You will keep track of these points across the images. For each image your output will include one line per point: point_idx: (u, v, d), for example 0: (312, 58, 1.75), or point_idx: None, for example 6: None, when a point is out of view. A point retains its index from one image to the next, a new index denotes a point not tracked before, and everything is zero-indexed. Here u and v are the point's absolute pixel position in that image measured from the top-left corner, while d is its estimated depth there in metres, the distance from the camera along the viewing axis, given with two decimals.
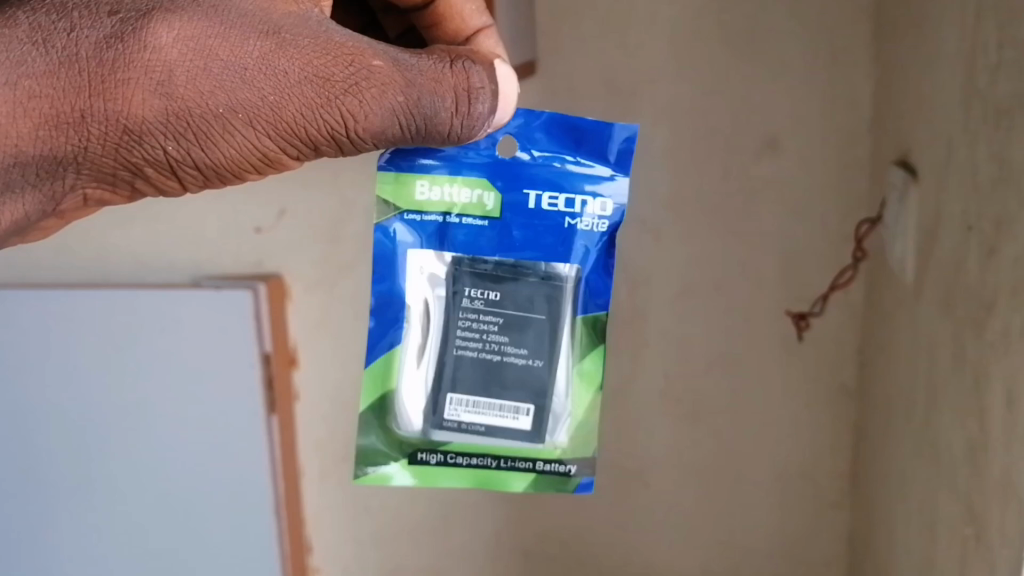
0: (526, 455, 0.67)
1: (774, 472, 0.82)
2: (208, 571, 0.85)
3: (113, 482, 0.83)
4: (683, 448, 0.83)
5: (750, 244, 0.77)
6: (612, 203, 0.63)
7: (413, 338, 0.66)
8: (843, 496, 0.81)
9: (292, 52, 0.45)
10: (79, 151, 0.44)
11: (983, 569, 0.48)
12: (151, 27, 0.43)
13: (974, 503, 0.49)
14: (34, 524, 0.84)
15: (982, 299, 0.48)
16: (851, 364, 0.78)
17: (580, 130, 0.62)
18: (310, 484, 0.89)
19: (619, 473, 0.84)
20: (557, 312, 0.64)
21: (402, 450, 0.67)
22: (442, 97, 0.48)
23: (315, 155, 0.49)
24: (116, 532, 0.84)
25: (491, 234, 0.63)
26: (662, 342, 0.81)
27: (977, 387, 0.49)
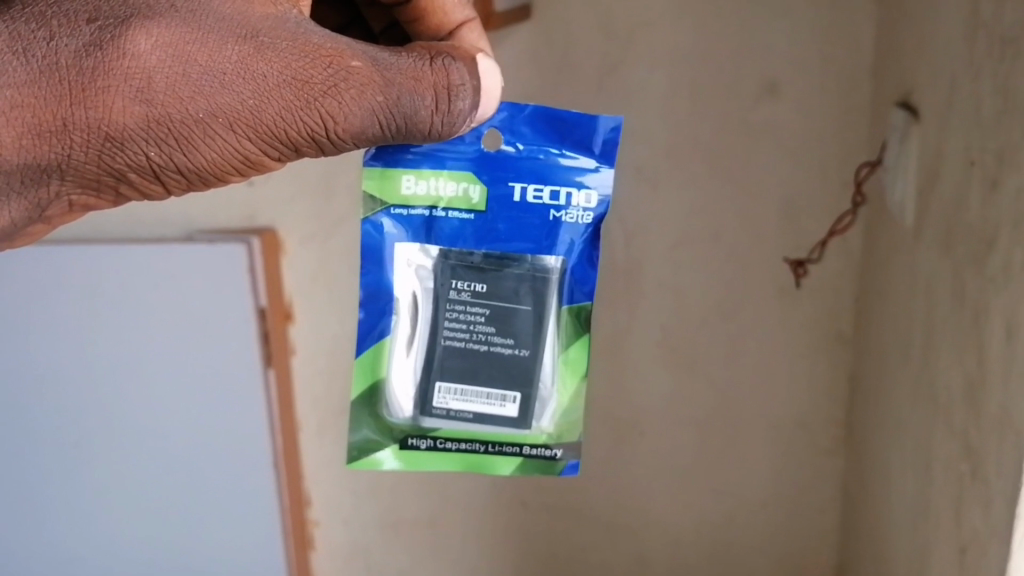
0: (513, 440, 0.63)
1: (770, 419, 0.83)
2: (208, 518, 0.88)
3: (113, 436, 0.85)
4: (679, 396, 0.84)
5: (749, 192, 0.77)
6: (598, 194, 0.59)
7: (400, 329, 0.62)
8: (837, 443, 0.82)
9: (271, 56, 0.46)
10: (62, 158, 0.45)
11: (977, 502, 0.49)
12: (129, 35, 0.44)
13: (971, 440, 0.50)
14: (40, 482, 0.86)
15: (983, 235, 0.49)
16: (849, 311, 0.78)
17: (563, 122, 0.59)
18: (307, 438, 0.91)
19: (615, 421, 0.86)
20: (544, 301, 0.61)
21: (392, 437, 0.64)
22: (421, 95, 0.49)
23: (296, 157, 0.50)
24: (118, 483, 0.87)
25: (477, 229, 0.60)
26: (658, 292, 0.81)
27: (976, 324, 0.50)
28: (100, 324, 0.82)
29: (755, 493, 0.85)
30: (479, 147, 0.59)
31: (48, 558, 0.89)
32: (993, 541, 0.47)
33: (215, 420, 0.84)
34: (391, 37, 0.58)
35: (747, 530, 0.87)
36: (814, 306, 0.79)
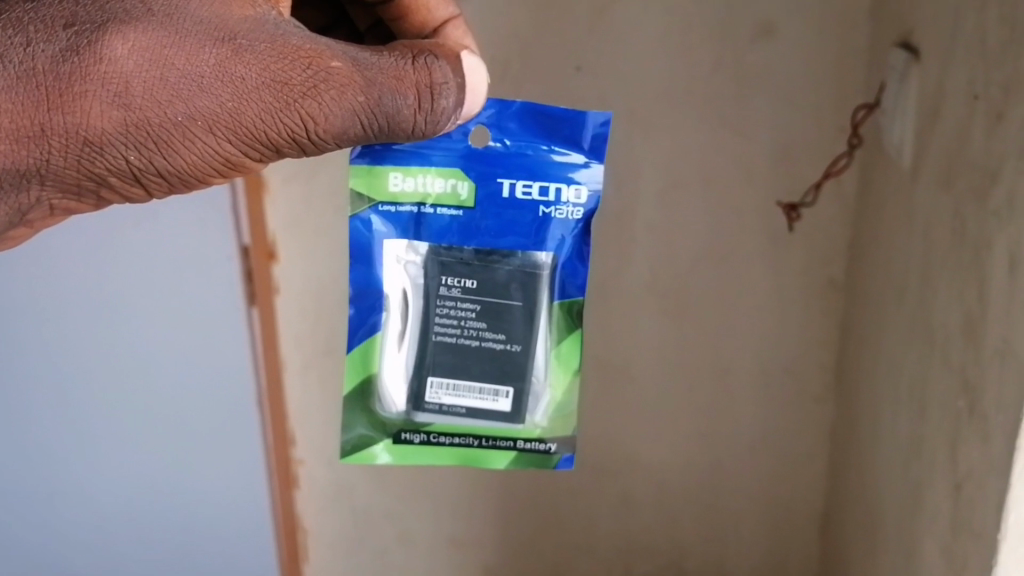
0: (507, 434, 0.63)
1: (758, 363, 0.79)
2: (194, 448, 0.86)
3: (97, 372, 0.83)
4: (668, 344, 0.80)
5: (743, 134, 0.71)
6: (588, 189, 0.59)
7: (391, 325, 0.62)
8: (827, 388, 0.79)
9: (249, 58, 0.46)
10: (42, 164, 0.45)
11: (977, 439, 0.48)
12: (106, 40, 0.44)
13: (970, 374, 0.49)
14: (22, 457, 0.87)
15: (986, 167, 0.47)
16: (841, 257, 0.74)
17: (552, 118, 0.58)
18: (291, 378, 0.84)
19: (600, 365, 0.81)
20: (535, 297, 0.60)
21: (386, 431, 0.64)
22: (404, 95, 0.49)
23: (278, 158, 0.50)
24: (106, 413, 0.85)
25: (466, 224, 0.60)
26: (648, 237, 0.76)
27: (977, 259, 0.49)
28: (70, 309, 0.80)
29: (743, 441, 0.82)
30: (466, 144, 0.59)
31: (31, 512, 0.89)
32: (989, 477, 0.46)
33: (201, 358, 0.82)
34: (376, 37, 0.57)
35: (733, 479, 0.84)
36: (806, 250, 0.75)
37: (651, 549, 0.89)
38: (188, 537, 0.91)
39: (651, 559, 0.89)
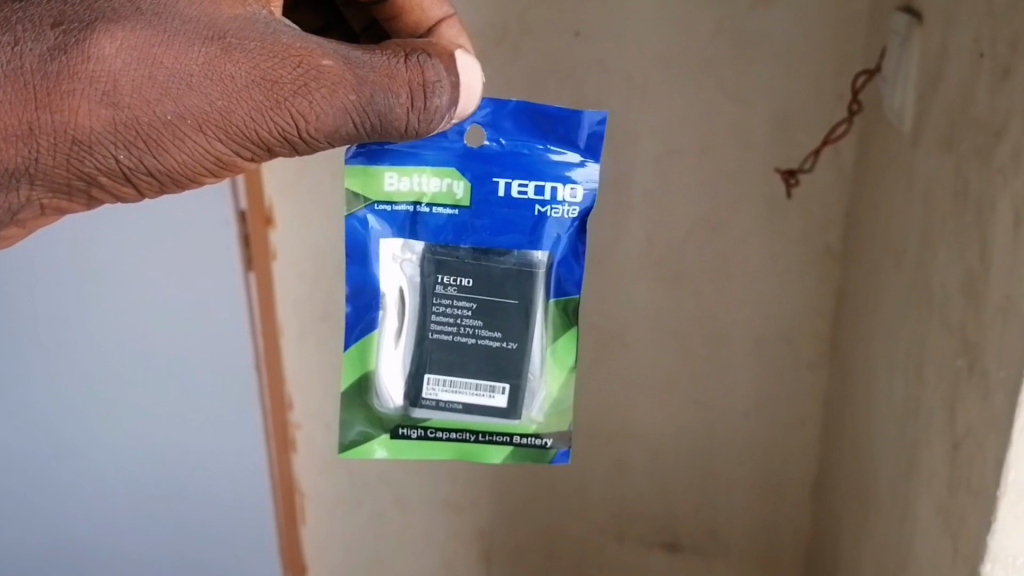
0: (504, 430, 0.61)
1: (754, 332, 0.79)
2: (194, 413, 0.87)
3: (97, 338, 0.83)
4: (662, 310, 0.80)
5: (742, 102, 0.71)
6: (584, 188, 0.57)
7: (387, 322, 0.60)
8: (821, 355, 0.79)
9: (239, 57, 0.46)
10: (30, 163, 0.45)
11: (977, 400, 0.46)
12: (95, 39, 0.44)
13: (969, 333, 0.47)
14: (21, 430, 0.88)
15: (992, 127, 0.45)
16: (838, 225, 0.74)
17: (547, 117, 0.57)
18: (288, 342, 0.85)
19: (596, 333, 0.81)
20: (532, 294, 0.58)
21: (383, 427, 0.62)
22: (396, 92, 0.48)
23: (270, 157, 0.49)
24: (106, 379, 0.85)
25: (461, 223, 0.57)
26: (645, 204, 0.76)
27: (979, 219, 0.47)
28: (69, 281, 0.80)
29: (736, 408, 0.82)
30: (462, 143, 0.57)
31: (35, 478, 0.90)
32: (989, 435, 0.44)
33: (199, 323, 0.82)
34: (372, 36, 0.56)
35: (726, 445, 0.84)
36: (803, 217, 0.74)
37: (643, 513, 0.89)
38: (191, 500, 0.92)
39: (642, 525, 0.89)
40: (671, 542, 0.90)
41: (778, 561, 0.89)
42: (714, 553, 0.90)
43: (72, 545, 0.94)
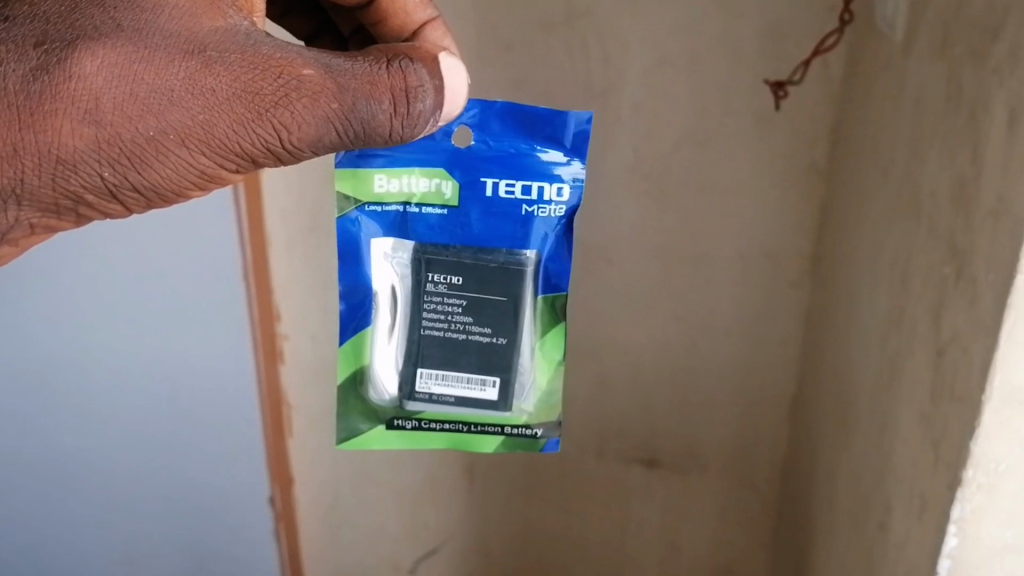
0: (496, 421, 0.63)
1: (738, 249, 0.79)
2: (189, 338, 0.85)
3: (89, 268, 0.82)
4: (650, 224, 0.80)
5: (730, 13, 0.70)
6: (570, 186, 0.58)
7: (380, 319, 0.62)
8: (803, 273, 0.79)
9: (219, 70, 0.46)
10: (16, 183, 0.45)
11: (963, 306, 0.42)
12: (76, 57, 0.43)
13: (958, 238, 0.44)
14: (11, 372, 0.88)
15: (989, 23, 0.42)
16: (825, 140, 0.73)
17: (533, 118, 0.58)
18: (277, 253, 0.85)
19: (583, 247, 0.82)
20: (519, 292, 0.60)
21: (378, 418, 0.64)
22: (378, 99, 0.47)
23: (255, 168, 0.49)
24: (100, 309, 0.84)
25: (451, 224, 0.59)
26: (633, 117, 0.75)
27: (973, 122, 0.43)
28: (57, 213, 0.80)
29: (718, 324, 0.83)
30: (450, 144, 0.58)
31: (37, 416, 0.90)
32: (974, 341, 0.41)
33: (188, 246, 0.81)
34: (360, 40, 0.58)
35: (706, 362, 0.85)
36: (790, 129, 0.74)
37: (623, 426, 0.89)
38: (179, 439, 0.91)
39: (622, 438, 0.90)
40: (649, 458, 0.90)
41: (754, 478, 0.89)
42: (692, 469, 0.90)
43: (61, 487, 0.94)
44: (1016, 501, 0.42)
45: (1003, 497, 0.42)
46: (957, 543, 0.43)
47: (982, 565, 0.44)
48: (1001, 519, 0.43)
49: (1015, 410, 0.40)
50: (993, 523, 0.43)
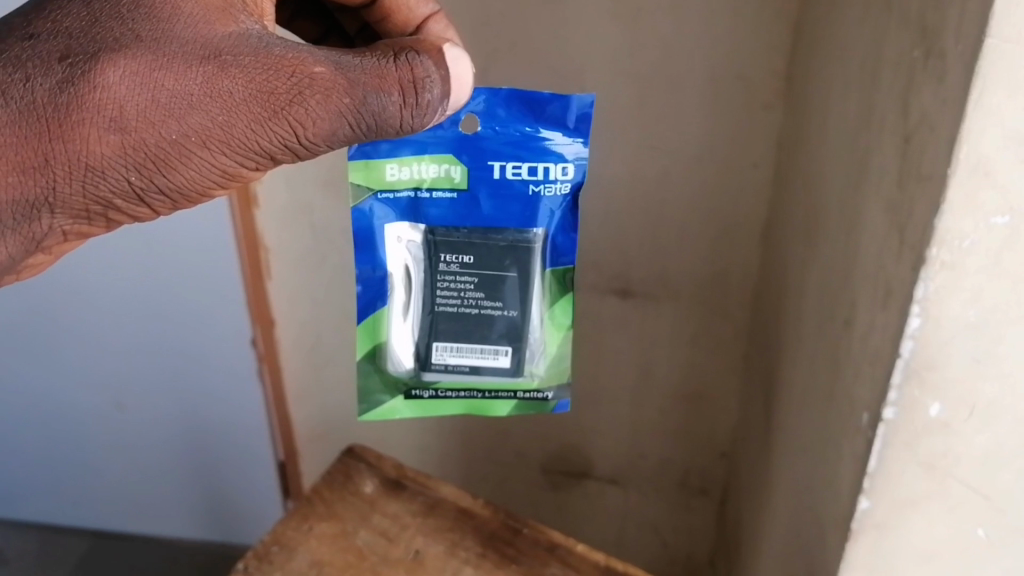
0: (509, 387, 0.64)
1: (707, 72, 0.76)
2: (228, 320, 1.05)
3: (151, 310, 1.05)
4: (623, 49, 0.76)
5: None
6: (574, 165, 0.58)
7: (395, 297, 0.62)
8: (777, 96, 0.76)
9: (234, 72, 0.47)
10: (49, 193, 0.47)
11: (931, 88, 0.39)
12: (99, 68, 0.45)
13: (928, 19, 0.40)
14: (128, 398, 1.16)
15: None
16: None
17: (536, 102, 0.58)
18: None
19: (556, 74, 0.78)
20: (529, 267, 0.61)
21: (397, 390, 0.64)
22: (388, 92, 0.49)
23: (274, 164, 0.51)
24: (170, 332, 1.07)
25: (462, 208, 0.60)
26: None
27: None
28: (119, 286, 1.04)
29: (688, 154, 0.81)
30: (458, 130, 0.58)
31: (153, 415, 1.17)
32: (938, 120, 0.38)
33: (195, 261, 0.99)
34: (365, 37, 0.62)
35: (678, 189, 0.83)
36: None
37: (597, 258, 0.90)
38: (149, 313, 1.05)
39: (594, 261, 0.91)
40: (624, 289, 0.92)
41: (726, 306, 0.90)
42: (664, 299, 0.91)
43: (183, 446, 1.20)
44: (981, 278, 0.39)
45: (969, 274, 0.39)
46: (921, 324, 0.40)
47: (945, 352, 0.41)
48: (965, 299, 0.39)
49: (982, 183, 0.37)
50: (957, 301, 0.40)
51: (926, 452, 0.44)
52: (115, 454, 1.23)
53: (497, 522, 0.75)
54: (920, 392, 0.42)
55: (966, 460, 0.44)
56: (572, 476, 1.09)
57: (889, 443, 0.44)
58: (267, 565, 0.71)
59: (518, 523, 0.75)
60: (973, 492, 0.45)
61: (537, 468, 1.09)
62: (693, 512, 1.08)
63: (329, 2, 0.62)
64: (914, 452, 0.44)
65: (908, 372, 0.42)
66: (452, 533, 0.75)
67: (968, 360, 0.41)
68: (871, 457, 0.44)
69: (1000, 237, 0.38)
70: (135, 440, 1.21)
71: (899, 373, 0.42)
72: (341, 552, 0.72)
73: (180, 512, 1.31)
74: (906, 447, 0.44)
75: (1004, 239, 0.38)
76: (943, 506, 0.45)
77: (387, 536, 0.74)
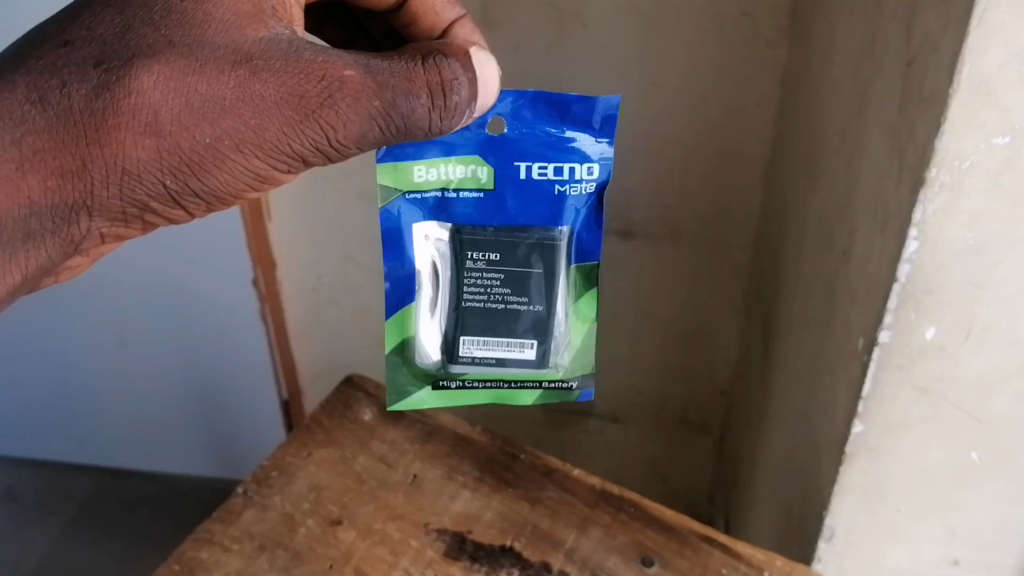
0: (534, 378, 0.64)
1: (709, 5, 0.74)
2: (249, 296, 1.09)
3: (179, 306, 1.11)
4: None
5: None
6: (599, 165, 0.59)
7: (424, 295, 0.63)
8: (781, 32, 0.75)
9: (266, 76, 0.48)
10: (87, 196, 0.48)
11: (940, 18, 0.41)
12: (134, 74, 0.46)
13: None
14: (169, 389, 1.22)
15: None
16: None
17: (563, 104, 0.59)
18: None
19: (557, 13, 0.78)
20: (555, 264, 0.61)
21: (425, 380, 0.66)
22: (416, 95, 0.49)
23: (305, 166, 0.52)
24: (201, 322, 1.13)
25: (489, 207, 0.60)
26: None
27: None
28: (144, 289, 1.10)
29: (694, 87, 0.80)
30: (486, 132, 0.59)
31: (194, 398, 1.23)
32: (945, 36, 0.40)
33: (205, 246, 1.04)
34: (390, 43, 0.63)
35: (682, 124, 0.83)
36: None
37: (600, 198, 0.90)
38: (152, 247, 1.05)
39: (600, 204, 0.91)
40: (624, 230, 0.93)
41: (728, 243, 0.91)
42: (666, 238, 0.92)
43: (227, 418, 1.26)
44: (979, 202, 0.42)
45: (967, 198, 0.42)
46: (918, 247, 0.44)
47: (942, 276, 0.45)
48: (963, 222, 0.43)
49: (983, 101, 0.39)
50: (955, 224, 0.43)
51: (921, 376, 0.49)
52: (169, 440, 1.31)
53: (495, 448, 0.71)
54: (917, 316, 0.47)
55: (961, 384, 0.49)
56: (573, 414, 1.10)
57: (883, 366, 0.49)
58: (265, 489, 0.67)
59: (515, 448, 0.71)
60: (968, 417, 0.50)
61: (538, 407, 1.11)
62: (691, 447, 1.10)
63: (354, 9, 0.63)
64: (908, 376, 0.49)
65: (904, 297, 0.46)
66: (451, 457, 0.70)
67: (966, 285, 0.45)
68: (867, 380, 0.50)
69: (1000, 158, 0.41)
70: (137, 377, 1.21)
71: (896, 297, 0.46)
72: (340, 476, 0.68)
73: (180, 448, 1.32)
74: (897, 370, 0.49)
75: (1004, 159, 0.41)
76: (937, 428, 0.51)
77: (386, 461, 0.70)
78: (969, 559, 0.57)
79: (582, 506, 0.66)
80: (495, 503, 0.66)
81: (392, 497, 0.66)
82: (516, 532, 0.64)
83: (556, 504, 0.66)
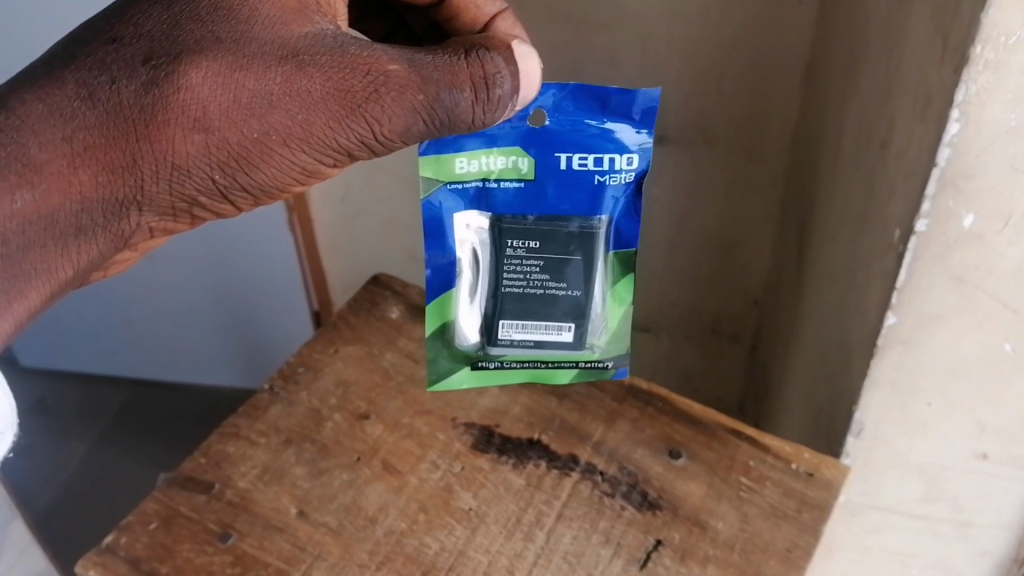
0: (572, 359, 0.65)
1: None
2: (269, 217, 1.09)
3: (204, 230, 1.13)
4: None
5: None
6: (638, 155, 0.60)
7: (464, 281, 0.64)
8: None
9: (312, 71, 0.48)
10: (137, 191, 0.48)
11: None
12: (183, 71, 0.47)
13: None
14: (201, 307, 1.25)
15: None
16: None
17: (605, 98, 0.59)
18: None
19: None
20: (594, 251, 0.62)
21: (463, 361, 0.66)
22: (460, 88, 0.49)
23: (350, 160, 0.52)
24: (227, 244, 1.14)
25: (529, 197, 0.61)
26: None
27: None
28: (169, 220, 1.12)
29: None
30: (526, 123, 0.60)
31: (223, 314, 1.26)
32: None
33: None
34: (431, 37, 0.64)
35: (720, 22, 0.79)
36: None
37: None
38: None
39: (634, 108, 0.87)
40: (659, 135, 0.89)
41: (763, 150, 0.88)
42: (701, 143, 0.89)
43: (254, 330, 1.27)
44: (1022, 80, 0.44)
45: (1012, 75, 0.43)
46: (959, 130, 0.45)
47: (981, 162, 0.47)
48: (1007, 102, 0.44)
49: None
50: (998, 105, 0.45)
51: (956, 267, 0.51)
52: (203, 353, 1.35)
53: None
54: (954, 202, 0.48)
55: (996, 273, 0.51)
56: None
57: (920, 256, 0.51)
58: (292, 385, 0.67)
59: None
60: (1002, 307, 0.52)
61: None
62: (721, 359, 1.09)
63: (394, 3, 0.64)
64: (944, 265, 0.51)
65: (943, 181, 0.48)
66: None
67: (1006, 167, 0.47)
68: (902, 269, 0.52)
69: None
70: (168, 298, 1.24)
71: (934, 183, 0.48)
72: (366, 372, 0.68)
73: (212, 353, 1.34)
74: (934, 258, 0.51)
75: None
76: (969, 318, 0.53)
77: (414, 357, 0.69)
78: (997, 454, 0.60)
79: (611, 400, 0.65)
80: (523, 398, 0.65)
81: (420, 393, 0.66)
82: (543, 427, 0.63)
83: (584, 399, 0.65)
